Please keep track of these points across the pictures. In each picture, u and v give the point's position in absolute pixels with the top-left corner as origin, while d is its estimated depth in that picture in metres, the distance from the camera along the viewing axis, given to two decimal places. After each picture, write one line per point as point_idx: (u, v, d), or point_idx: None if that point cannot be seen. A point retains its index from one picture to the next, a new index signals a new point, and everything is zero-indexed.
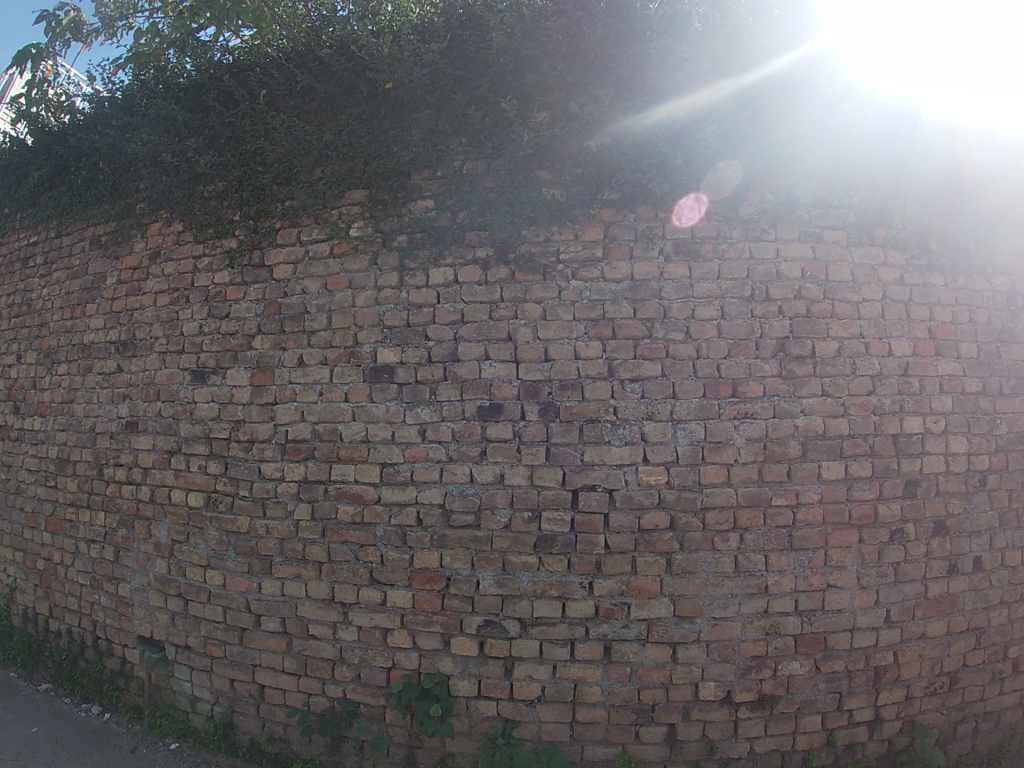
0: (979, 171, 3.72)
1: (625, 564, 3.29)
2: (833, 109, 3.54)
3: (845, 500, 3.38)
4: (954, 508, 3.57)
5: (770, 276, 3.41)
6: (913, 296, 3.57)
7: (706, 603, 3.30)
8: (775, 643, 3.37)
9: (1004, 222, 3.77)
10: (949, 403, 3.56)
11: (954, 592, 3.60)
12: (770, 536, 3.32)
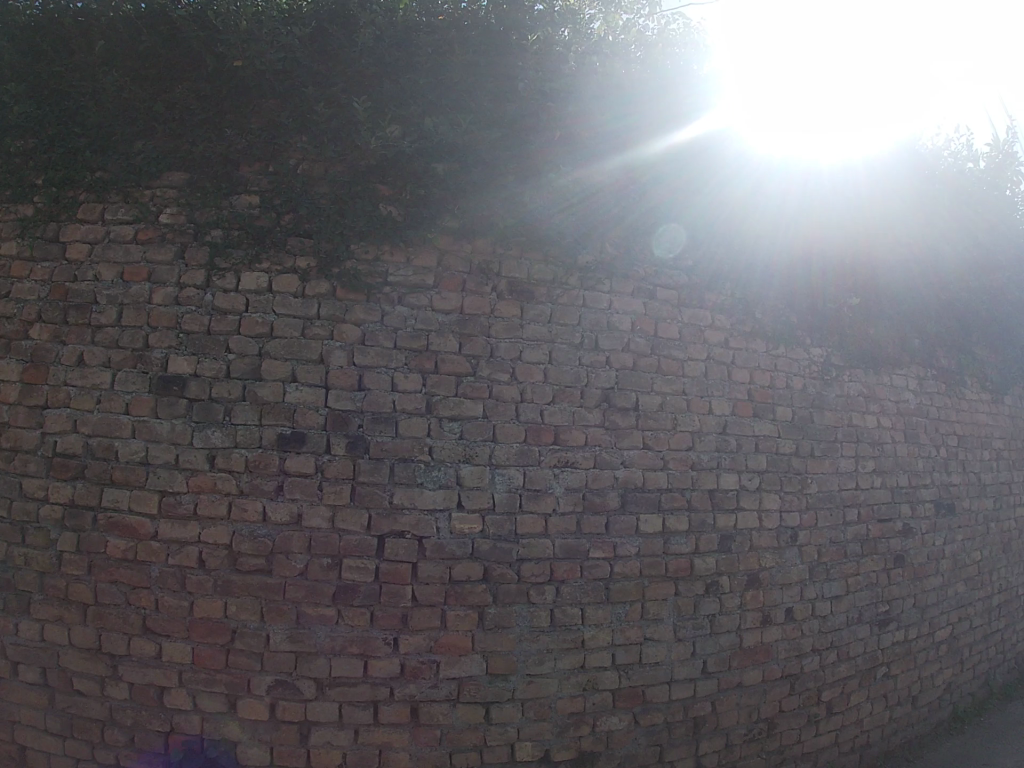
0: (803, 255, 3.87)
1: (434, 619, 3.03)
2: (715, 175, 3.60)
3: (661, 554, 3.26)
4: (767, 562, 3.51)
5: (600, 326, 3.29)
6: (736, 358, 3.56)
7: (520, 660, 3.09)
8: (593, 699, 3.19)
9: (834, 298, 3.95)
10: (764, 462, 3.54)
11: (768, 642, 3.51)
12: (586, 589, 3.15)
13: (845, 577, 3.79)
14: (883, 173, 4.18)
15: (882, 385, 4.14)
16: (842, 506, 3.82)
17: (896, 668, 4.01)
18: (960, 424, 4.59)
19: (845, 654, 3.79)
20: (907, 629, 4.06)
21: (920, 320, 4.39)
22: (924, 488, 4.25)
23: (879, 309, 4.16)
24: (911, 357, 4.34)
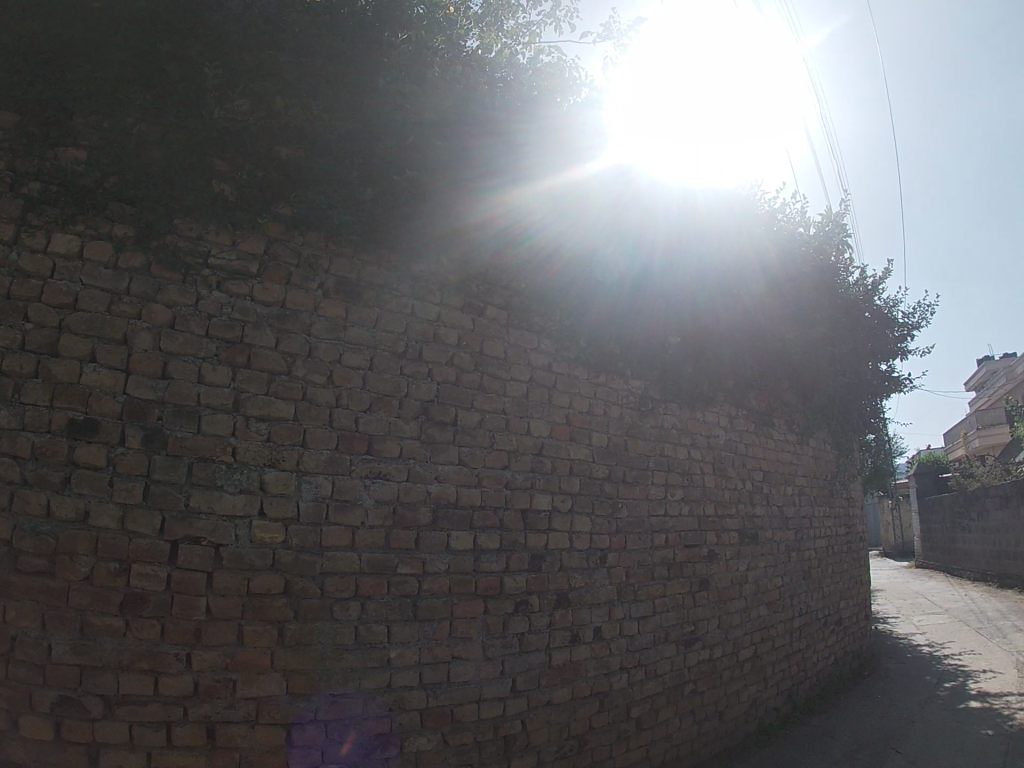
0: (629, 291, 4.03)
1: (230, 634, 2.69)
2: (577, 200, 3.81)
3: (472, 573, 3.23)
4: (575, 582, 3.59)
5: (425, 337, 3.22)
6: (557, 382, 3.64)
7: (321, 678, 2.81)
8: (399, 719, 2.96)
9: (655, 334, 4.13)
10: (577, 485, 3.64)
11: (576, 660, 3.55)
12: (393, 605, 3.00)
13: (651, 598, 3.91)
14: (705, 222, 4.43)
15: (697, 419, 4.37)
16: (652, 531, 3.97)
17: (702, 684, 4.12)
18: (768, 461, 4.85)
19: (653, 671, 3.88)
20: (712, 648, 4.21)
21: (739, 362, 4.64)
22: (729, 518, 4.45)
23: (699, 347, 4.37)
24: (727, 396, 4.58)
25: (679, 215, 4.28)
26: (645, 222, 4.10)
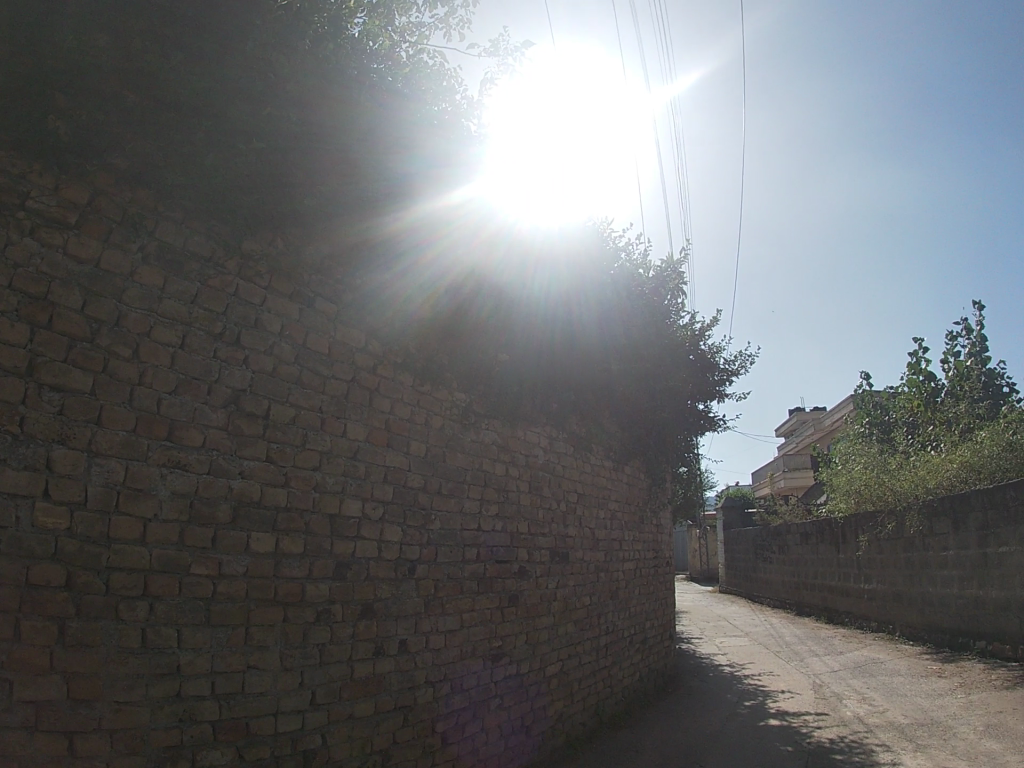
0: (461, 305, 4.17)
1: (6, 628, 2.38)
2: (433, 210, 3.98)
3: (273, 576, 3.10)
4: (382, 593, 3.57)
5: (247, 322, 3.12)
6: (380, 387, 3.70)
7: (106, 684, 2.55)
8: (190, 733, 2.75)
9: (481, 350, 4.30)
10: (390, 492, 3.69)
11: (380, 673, 3.50)
12: (186, 606, 2.79)
13: (459, 612, 3.99)
14: (536, 250, 4.68)
15: (515, 438, 4.59)
16: (463, 545, 4.08)
17: (509, 700, 4.19)
18: (582, 484, 5.03)
19: (458, 686, 3.92)
20: (519, 663, 4.30)
21: (560, 386, 4.89)
22: (541, 536, 4.64)
23: (521, 368, 4.60)
24: (545, 418, 4.82)
25: (512, 238, 4.49)
26: (479, 240, 4.28)
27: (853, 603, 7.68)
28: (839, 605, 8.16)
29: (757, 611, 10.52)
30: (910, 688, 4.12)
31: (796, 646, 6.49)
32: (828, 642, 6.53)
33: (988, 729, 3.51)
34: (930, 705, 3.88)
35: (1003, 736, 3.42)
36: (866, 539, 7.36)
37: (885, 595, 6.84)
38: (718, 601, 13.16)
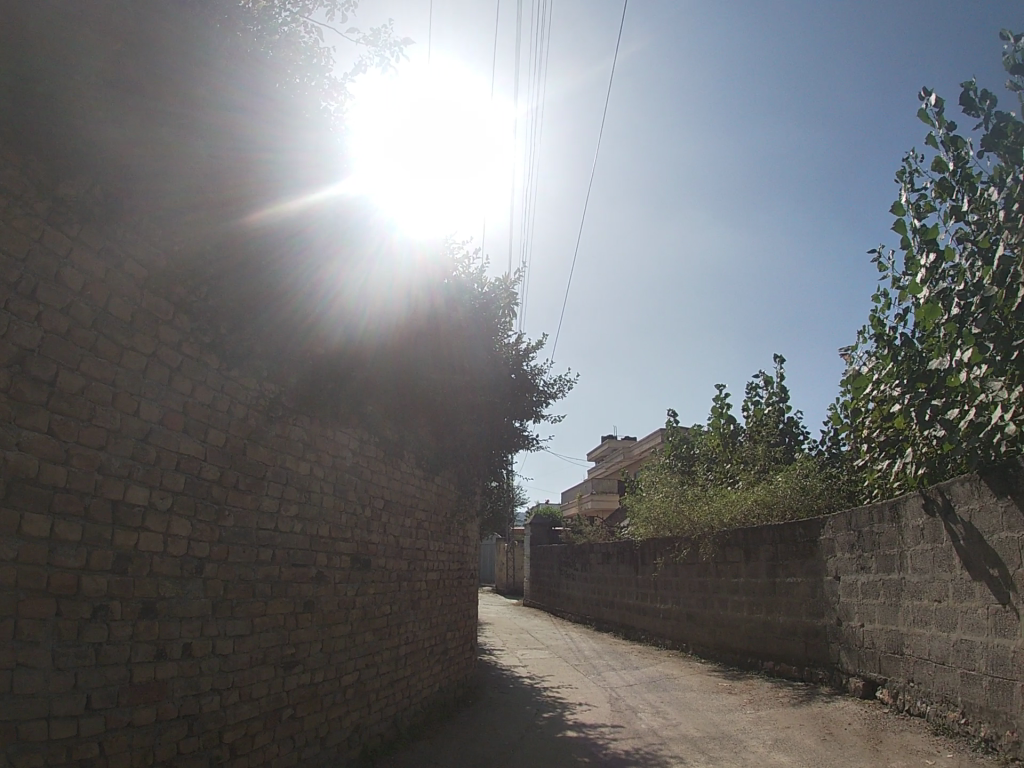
0: (283, 289, 3.88)
1: None
2: (288, 194, 3.88)
3: (43, 565, 2.61)
4: (166, 591, 3.16)
5: (46, 272, 2.67)
6: (183, 367, 3.32)
7: None
8: None
9: (297, 340, 4.03)
10: (181, 482, 3.28)
11: (162, 678, 3.11)
12: None
13: (249, 616, 3.65)
14: (366, 243, 4.47)
15: (326, 438, 4.33)
16: (257, 545, 3.73)
17: (301, 710, 3.90)
18: (390, 490, 4.81)
19: (247, 694, 3.58)
20: (313, 672, 4.01)
21: (377, 388, 4.68)
22: (342, 541, 4.37)
23: (339, 364, 4.35)
24: (359, 418, 4.59)
25: (340, 227, 4.27)
26: (306, 223, 4.03)
27: (643, 618, 7.86)
28: (629, 620, 8.34)
29: (556, 622, 10.57)
30: (703, 702, 4.38)
31: (589, 655, 6.58)
32: (621, 653, 6.68)
33: (777, 743, 3.82)
34: (722, 719, 4.13)
35: (791, 750, 3.73)
36: (656, 561, 7.53)
37: (675, 613, 6.99)
38: (518, 611, 13.12)
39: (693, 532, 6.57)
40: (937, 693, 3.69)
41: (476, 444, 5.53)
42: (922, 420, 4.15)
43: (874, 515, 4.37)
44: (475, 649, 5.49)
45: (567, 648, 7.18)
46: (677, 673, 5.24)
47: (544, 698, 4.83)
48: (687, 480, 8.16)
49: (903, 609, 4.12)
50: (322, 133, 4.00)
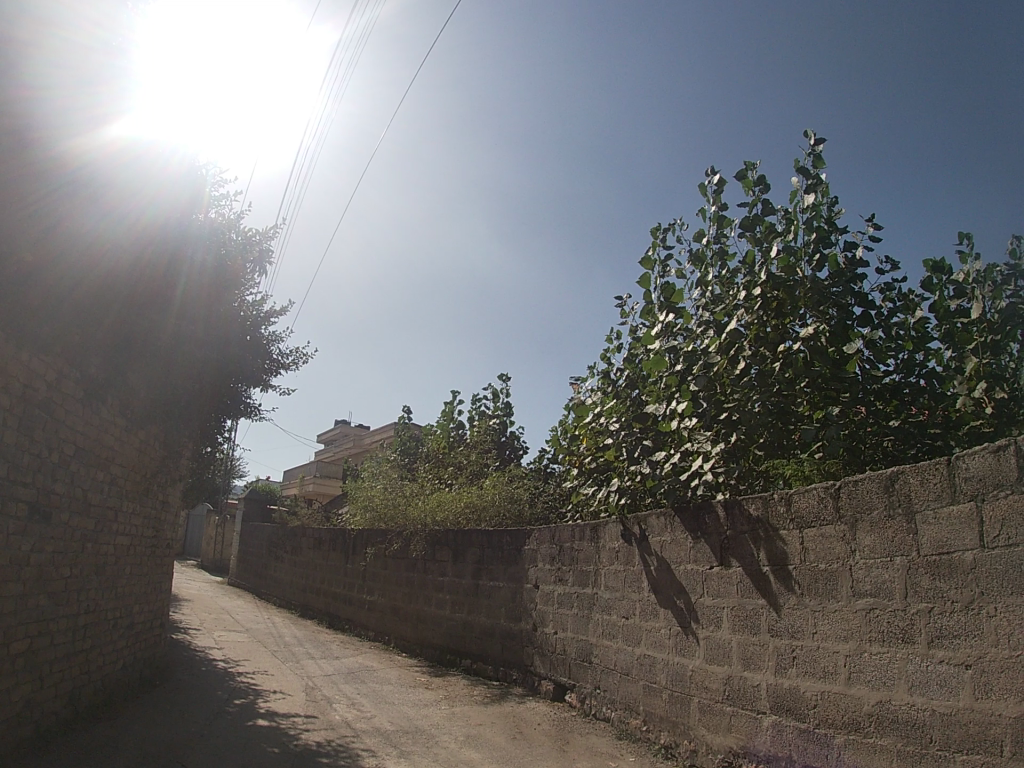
0: (13, 191, 3.08)
1: None
2: (40, 94, 3.21)
3: None
4: None
5: None
6: None
7: None
8: None
9: (25, 260, 3.19)
10: None
11: None
12: None
13: None
14: (116, 175, 3.77)
15: (17, 363, 3.29)
16: None
17: None
18: (83, 436, 3.95)
19: None
20: None
21: (93, 343, 3.91)
22: (21, 486, 3.41)
23: (62, 303, 3.56)
24: (71, 374, 3.78)
25: (91, 147, 3.57)
26: (52, 128, 3.30)
27: (349, 608, 7.72)
28: (333, 609, 8.15)
29: (260, 605, 10.05)
30: (399, 698, 4.52)
31: (290, 640, 6.31)
32: (324, 642, 6.51)
33: (468, 740, 4.01)
34: (417, 715, 4.25)
35: (480, 746, 3.93)
36: (366, 551, 7.44)
37: (377, 605, 7.06)
38: (213, 586, 12.44)
39: (407, 525, 6.70)
40: (622, 701, 4.33)
41: (171, 395, 4.77)
42: (633, 455, 4.66)
43: (574, 533, 4.96)
44: (167, 625, 5.02)
45: (266, 632, 6.81)
46: (376, 665, 5.29)
47: (235, 683, 4.60)
48: (408, 476, 8.16)
49: (593, 623, 4.65)
50: (75, 30, 3.35)
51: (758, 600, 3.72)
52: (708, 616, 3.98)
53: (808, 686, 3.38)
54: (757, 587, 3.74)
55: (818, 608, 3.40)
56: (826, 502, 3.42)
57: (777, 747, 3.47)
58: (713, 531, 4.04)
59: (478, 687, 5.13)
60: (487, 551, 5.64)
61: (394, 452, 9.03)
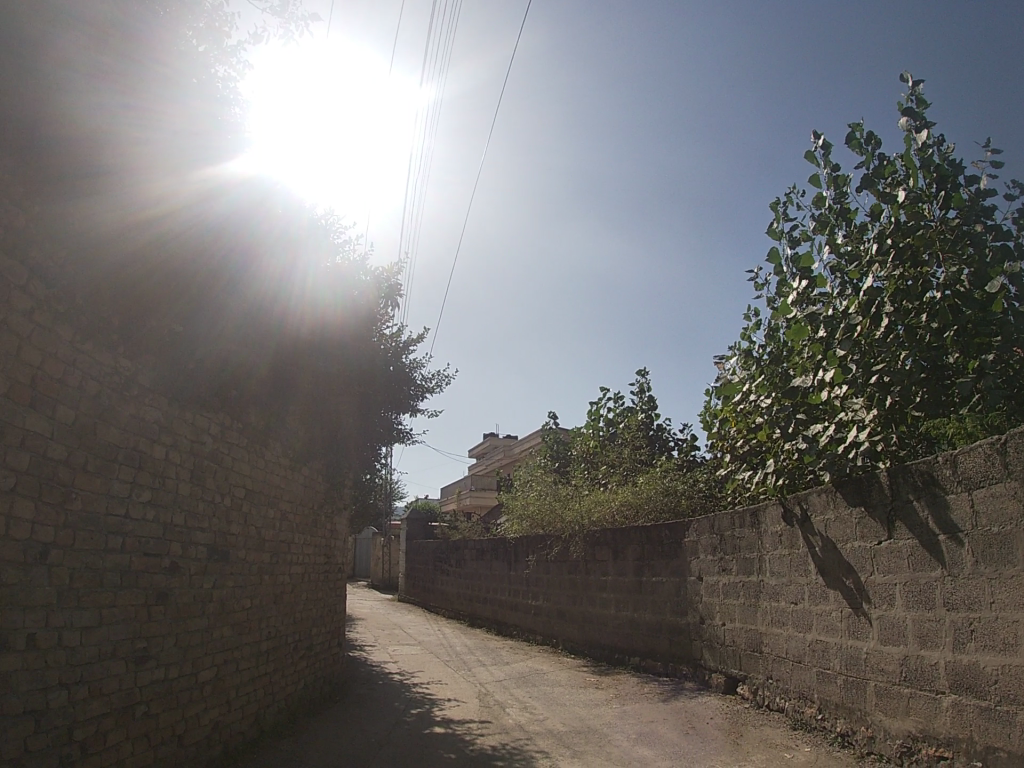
0: (164, 272, 3.53)
1: None
2: (182, 186, 3.67)
3: None
4: (8, 578, 2.64)
5: None
6: (32, 334, 2.80)
7: None
8: None
9: (175, 328, 3.64)
10: (25, 461, 2.74)
11: (3, 672, 2.59)
12: None
13: (98, 607, 3.11)
14: (252, 241, 4.20)
15: (181, 420, 3.77)
16: (106, 533, 3.18)
17: (156, 707, 3.42)
18: (251, 477, 4.34)
19: (97, 689, 3.08)
20: (167, 666, 3.52)
21: (252, 392, 4.34)
22: (199, 531, 3.83)
23: (217, 361, 3.99)
24: (235, 423, 4.21)
25: (227, 221, 4.00)
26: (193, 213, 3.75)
27: (514, 615, 7.88)
28: (499, 617, 8.34)
29: (431, 617, 10.42)
30: (571, 698, 4.57)
31: (459, 650, 6.55)
32: (494, 650, 6.68)
33: (641, 737, 3.98)
34: (589, 714, 4.28)
35: (653, 743, 3.89)
36: (527, 558, 7.57)
37: (543, 610, 7.15)
38: (386, 603, 13.03)
39: (564, 529, 6.76)
40: (796, 690, 4.13)
41: (327, 431, 5.16)
42: (787, 433, 4.40)
43: (734, 520, 4.81)
44: (343, 644, 5.37)
45: (437, 643, 7.05)
46: (546, 668, 5.35)
47: (412, 694, 4.85)
48: (561, 480, 8.22)
49: (762, 611, 4.47)
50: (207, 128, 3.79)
51: (932, 572, 3.42)
52: (880, 594, 3.70)
53: (987, 661, 3.09)
54: (928, 560, 3.45)
55: (994, 576, 3.09)
56: (993, 460, 3.08)
57: (958, 728, 3.18)
58: (879, 501, 3.75)
59: (647, 683, 5.07)
60: (648, 547, 5.58)
61: (545, 459, 9.15)
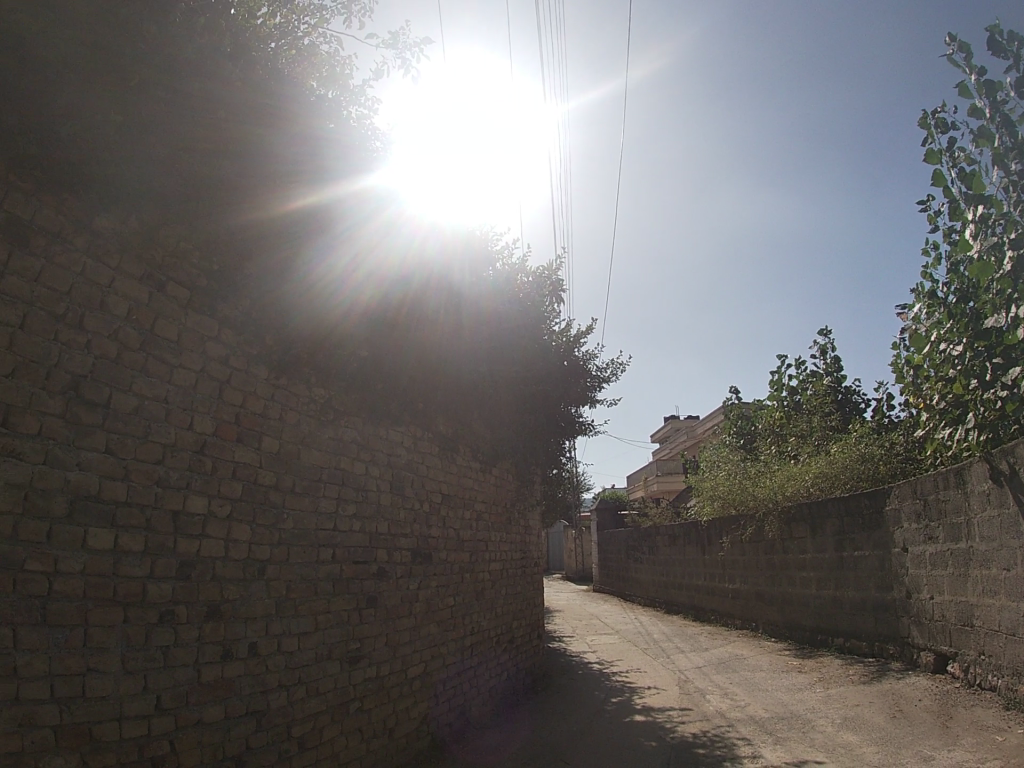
0: (354, 306, 3.79)
1: None
2: (366, 224, 3.91)
3: (110, 576, 2.42)
4: (230, 593, 2.92)
5: (92, 302, 2.46)
6: (232, 378, 3.07)
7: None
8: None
9: (365, 355, 3.90)
10: (238, 489, 3.03)
11: (229, 677, 2.86)
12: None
13: (312, 614, 3.39)
14: (425, 264, 4.42)
15: (376, 437, 4.06)
16: (317, 546, 3.46)
17: (368, 703, 3.68)
18: (445, 483, 4.58)
19: (314, 689, 3.34)
20: (378, 666, 3.79)
21: (434, 404, 4.56)
22: (401, 537, 4.11)
23: (403, 380, 4.24)
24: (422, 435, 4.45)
25: (404, 248, 4.23)
26: (374, 246, 3.99)
27: (712, 599, 7.80)
28: (697, 602, 8.27)
29: (631, 605, 10.46)
30: (771, 683, 4.50)
31: (656, 638, 6.60)
32: (694, 635, 6.63)
33: (845, 722, 3.77)
34: (791, 700, 4.14)
35: (857, 729, 3.65)
36: (723, 539, 7.48)
37: (743, 592, 7.05)
38: (590, 594, 13.23)
39: (759, 507, 6.62)
40: (1010, 665, 3.68)
41: (508, 434, 5.35)
42: (985, 383, 3.96)
43: (938, 482, 4.38)
44: (541, 637, 5.58)
45: (636, 632, 7.10)
46: (747, 654, 5.44)
47: (613, 683, 5.03)
48: (748, 458, 8.06)
49: (972, 580, 4.04)
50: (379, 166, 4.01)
51: None
52: None
53: None
54: None
55: None
56: None
57: None
58: None
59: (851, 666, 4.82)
60: (849, 521, 5.33)
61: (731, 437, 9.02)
